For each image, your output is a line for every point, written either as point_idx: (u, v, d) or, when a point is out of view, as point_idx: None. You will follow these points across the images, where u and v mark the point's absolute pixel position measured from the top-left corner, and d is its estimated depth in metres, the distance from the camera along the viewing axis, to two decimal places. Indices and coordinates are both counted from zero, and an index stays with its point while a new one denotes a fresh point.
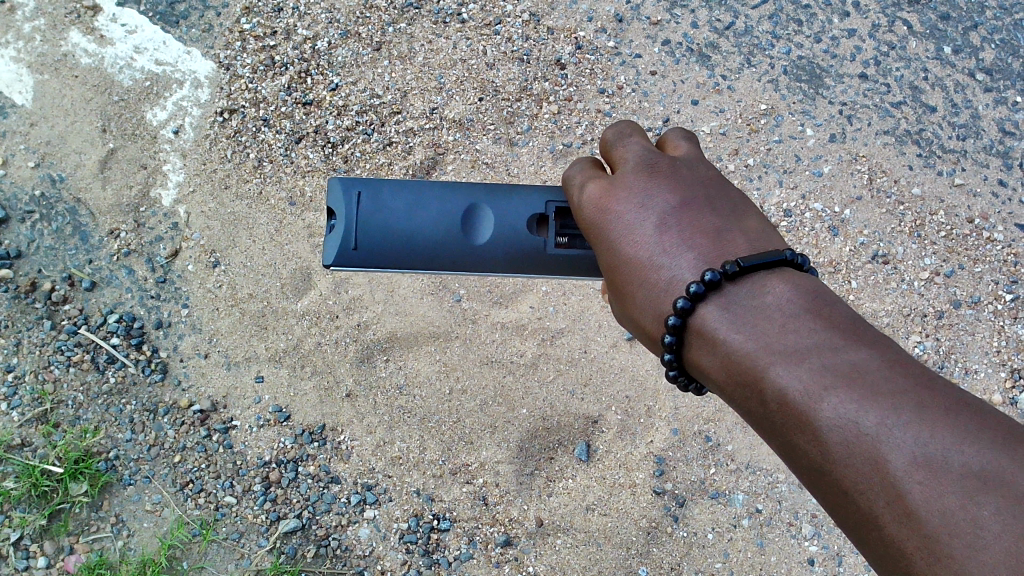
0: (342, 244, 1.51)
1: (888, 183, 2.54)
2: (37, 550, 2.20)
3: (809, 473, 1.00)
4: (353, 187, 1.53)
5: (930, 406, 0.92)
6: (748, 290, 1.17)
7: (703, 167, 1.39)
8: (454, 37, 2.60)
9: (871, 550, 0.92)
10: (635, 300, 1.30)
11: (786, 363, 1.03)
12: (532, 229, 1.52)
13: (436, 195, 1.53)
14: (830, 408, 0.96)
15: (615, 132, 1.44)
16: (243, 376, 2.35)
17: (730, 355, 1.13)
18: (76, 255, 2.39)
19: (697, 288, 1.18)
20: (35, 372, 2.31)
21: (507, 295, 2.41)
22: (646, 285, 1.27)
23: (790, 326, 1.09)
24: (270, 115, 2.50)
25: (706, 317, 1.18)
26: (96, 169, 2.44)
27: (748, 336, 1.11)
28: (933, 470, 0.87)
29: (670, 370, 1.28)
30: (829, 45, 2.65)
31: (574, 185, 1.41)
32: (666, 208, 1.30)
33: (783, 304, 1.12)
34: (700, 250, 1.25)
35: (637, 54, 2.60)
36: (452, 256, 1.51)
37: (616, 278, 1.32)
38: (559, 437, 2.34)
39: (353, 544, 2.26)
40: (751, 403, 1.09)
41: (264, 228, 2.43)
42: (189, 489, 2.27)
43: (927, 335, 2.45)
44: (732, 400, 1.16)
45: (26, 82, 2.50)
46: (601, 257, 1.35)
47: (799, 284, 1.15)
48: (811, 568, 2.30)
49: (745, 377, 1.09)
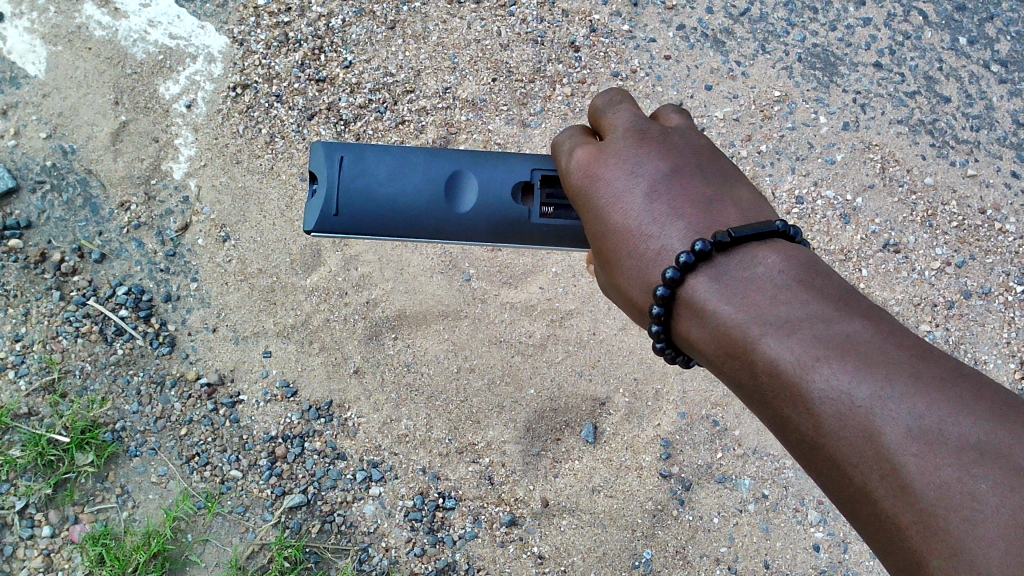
0: (323, 209, 1.50)
1: (900, 172, 2.54)
2: (42, 519, 2.19)
3: (799, 445, 1.01)
4: (335, 150, 1.52)
5: (923, 377, 0.93)
6: (739, 261, 1.18)
7: (695, 136, 1.39)
8: (469, 17, 2.58)
9: (863, 523, 0.93)
10: (621, 268, 1.29)
11: (778, 335, 1.04)
12: (516, 197, 1.53)
13: (419, 160, 1.53)
14: (822, 380, 0.97)
15: (605, 99, 1.43)
16: (251, 351, 2.35)
17: (719, 325, 1.13)
18: (86, 227, 2.39)
19: (687, 259, 1.18)
20: (43, 342, 2.31)
21: (516, 275, 2.40)
22: (633, 253, 1.27)
23: (781, 297, 1.09)
24: (282, 91, 2.49)
25: (695, 288, 1.19)
26: (107, 142, 2.44)
27: (740, 308, 1.12)
28: (929, 442, 0.87)
29: (657, 342, 1.28)
30: (843, 34, 2.64)
31: (562, 150, 1.41)
32: (656, 176, 1.30)
33: (775, 276, 1.13)
34: (691, 220, 1.25)
35: (651, 38, 2.59)
36: (435, 223, 1.52)
37: (603, 248, 1.32)
38: (566, 418, 2.34)
39: (358, 521, 2.25)
40: (742, 375, 1.09)
41: (275, 203, 2.43)
42: (195, 462, 2.27)
43: (937, 324, 2.45)
44: (720, 371, 1.17)
45: (40, 53, 2.50)
46: (587, 225, 1.35)
47: (791, 255, 1.16)
48: (816, 554, 2.30)
49: (735, 348, 1.10)
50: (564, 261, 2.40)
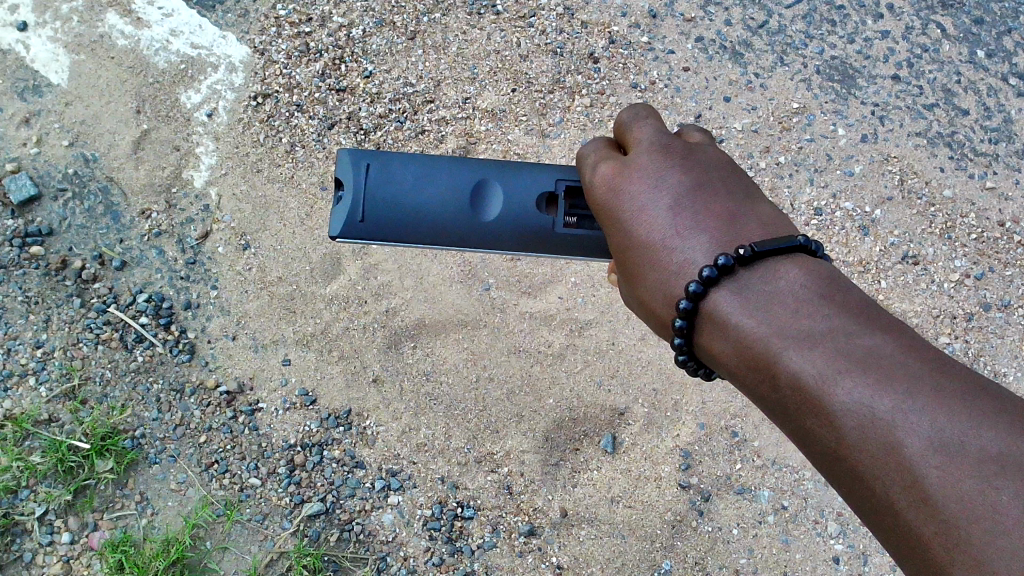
0: (349, 216, 1.51)
1: (919, 184, 2.54)
2: (62, 526, 2.20)
3: (821, 457, 1.01)
4: (361, 158, 1.53)
5: (945, 391, 0.93)
6: (761, 274, 1.18)
7: (717, 152, 1.39)
8: (489, 28, 2.60)
9: (885, 535, 0.93)
10: (645, 281, 1.29)
11: (799, 349, 1.04)
12: (540, 207, 1.53)
13: (445, 169, 1.54)
14: (844, 393, 0.97)
15: (629, 113, 1.43)
16: (270, 359, 2.35)
17: (741, 339, 1.13)
18: (107, 235, 2.40)
19: (710, 273, 1.18)
20: (64, 348, 2.31)
21: (536, 285, 2.41)
22: (656, 266, 1.27)
23: (802, 311, 1.09)
24: (303, 101, 2.50)
25: (717, 301, 1.19)
26: (129, 150, 2.45)
27: (761, 322, 1.12)
28: (950, 455, 0.87)
29: (678, 355, 1.28)
30: (862, 46, 2.65)
31: (586, 162, 1.40)
32: (679, 190, 1.29)
33: (796, 289, 1.13)
34: (713, 234, 1.25)
35: (670, 50, 2.60)
36: (458, 232, 1.52)
37: (626, 260, 1.32)
38: (585, 428, 2.34)
39: (377, 530, 2.25)
40: (763, 387, 1.09)
41: (296, 212, 2.44)
42: (214, 469, 2.27)
43: (957, 336, 2.44)
44: (741, 384, 1.17)
45: (63, 62, 2.51)
46: (611, 238, 1.35)
47: (812, 269, 1.16)
48: (836, 566, 2.29)
49: (757, 360, 1.10)
50: (584, 270, 2.41)
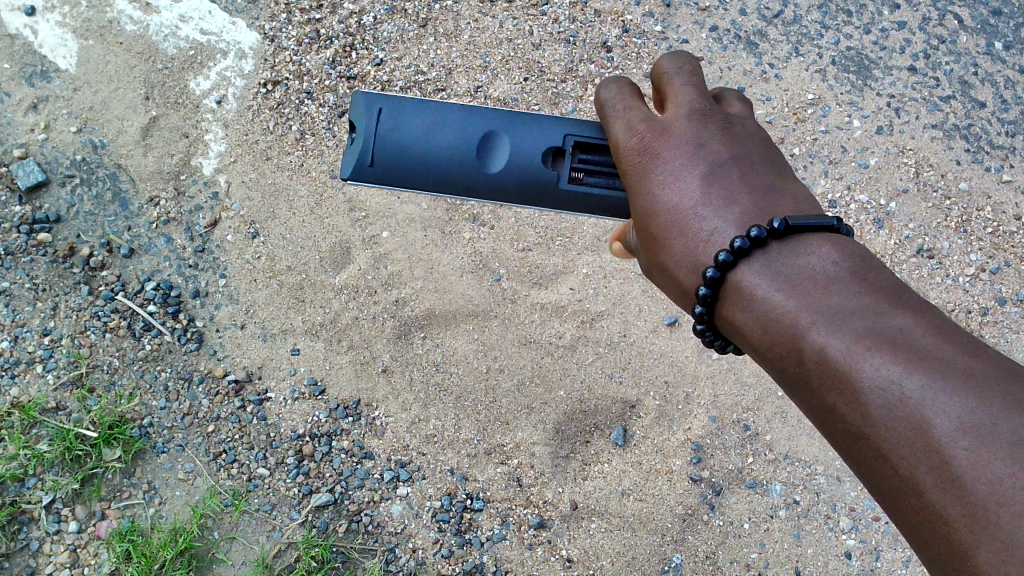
0: (359, 159, 1.51)
1: (935, 177, 2.51)
2: (69, 514, 2.18)
3: (843, 434, 0.97)
4: (375, 101, 1.52)
5: (978, 374, 0.89)
6: (791, 249, 1.14)
7: (753, 128, 1.35)
8: (501, 16, 2.57)
9: (907, 517, 0.89)
10: (669, 247, 1.26)
11: (828, 325, 1.00)
12: (545, 161, 1.49)
13: (457, 114, 1.51)
14: (872, 368, 0.93)
15: (666, 73, 1.39)
16: (279, 348, 2.33)
17: (767, 313, 1.10)
18: (115, 221, 2.38)
19: (740, 245, 1.15)
20: (71, 336, 2.29)
21: (547, 276, 2.39)
22: (683, 234, 1.24)
23: (832, 288, 1.06)
24: (313, 88, 2.48)
25: (743, 275, 1.15)
26: (138, 136, 2.43)
27: (789, 296, 1.08)
28: (982, 438, 0.83)
29: (698, 325, 1.26)
30: (878, 37, 2.62)
31: (616, 120, 1.37)
32: (711, 160, 1.26)
33: (825, 267, 1.09)
34: (742, 206, 1.22)
35: (684, 39, 2.57)
36: (464, 181, 1.50)
37: (651, 226, 1.29)
38: (596, 420, 2.32)
39: (386, 521, 2.24)
40: (786, 363, 1.06)
41: (305, 200, 2.42)
42: (223, 459, 2.25)
43: (974, 331, 2.41)
44: (762, 359, 1.13)
45: (71, 47, 2.49)
46: (637, 203, 1.31)
47: (842, 248, 1.12)
48: (848, 561, 2.27)
49: (783, 335, 1.06)
50: (596, 262, 2.39)
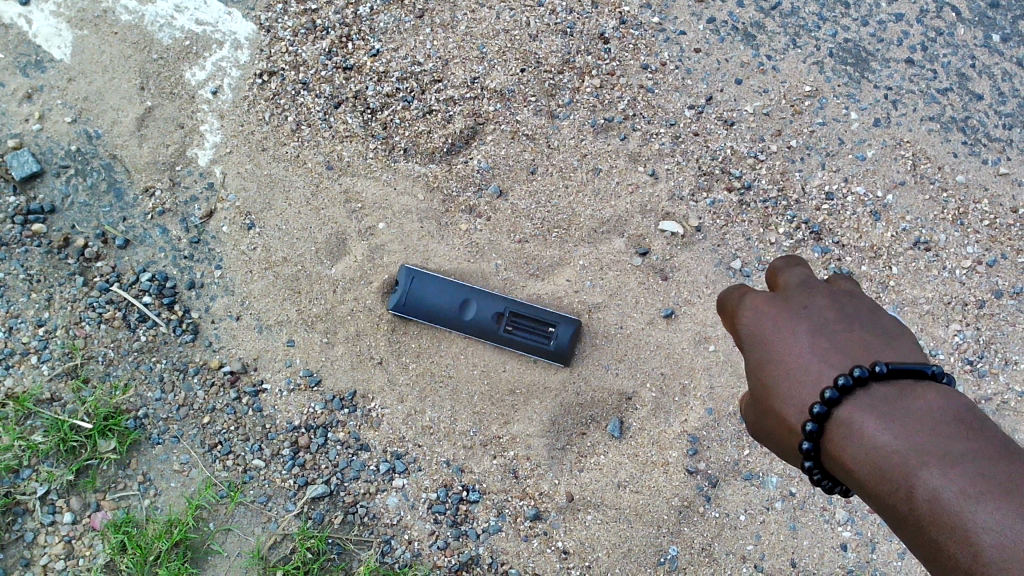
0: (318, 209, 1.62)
1: (932, 169, 2.50)
2: (64, 506, 2.18)
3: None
4: None
5: None
6: (900, 397, 1.13)
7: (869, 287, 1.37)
8: (497, 7, 2.54)
9: None
10: (775, 394, 1.27)
11: (938, 464, 0.99)
12: None
13: None
14: (983, 515, 0.91)
15: (784, 259, 1.45)
16: (274, 340, 2.33)
17: (871, 454, 1.08)
18: (110, 212, 2.37)
19: (847, 388, 1.16)
20: (66, 327, 2.29)
21: (544, 267, 2.39)
22: (790, 379, 1.25)
23: (941, 429, 1.04)
24: (309, 79, 2.47)
25: (847, 420, 1.14)
26: (133, 127, 2.42)
27: (894, 436, 1.06)
28: None
29: (810, 475, 1.23)
30: (876, 29, 2.60)
31: (733, 299, 1.44)
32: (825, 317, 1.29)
33: (935, 411, 1.08)
34: (854, 353, 1.22)
35: (681, 30, 2.55)
36: None
37: (761, 376, 1.31)
38: (592, 413, 2.30)
39: (381, 512, 2.26)
40: (890, 504, 1.03)
41: (301, 191, 2.40)
42: (218, 450, 2.26)
43: (969, 323, 2.43)
44: (867, 505, 1.09)
45: (66, 37, 2.46)
46: (749, 357, 1.34)
47: (953, 395, 1.11)
48: (844, 553, 2.28)
49: (887, 476, 1.04)
50: (592, 254, 2.39)
